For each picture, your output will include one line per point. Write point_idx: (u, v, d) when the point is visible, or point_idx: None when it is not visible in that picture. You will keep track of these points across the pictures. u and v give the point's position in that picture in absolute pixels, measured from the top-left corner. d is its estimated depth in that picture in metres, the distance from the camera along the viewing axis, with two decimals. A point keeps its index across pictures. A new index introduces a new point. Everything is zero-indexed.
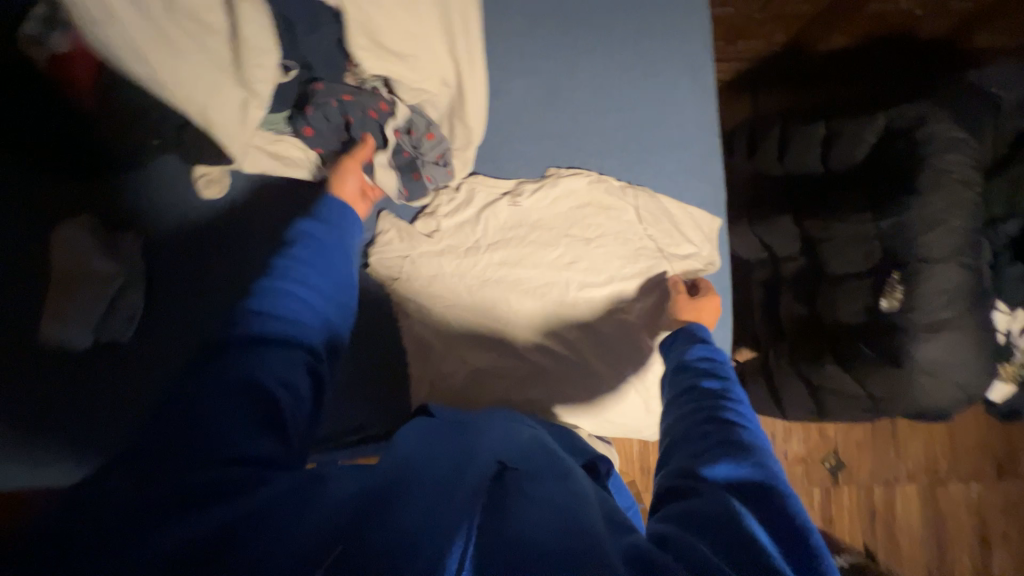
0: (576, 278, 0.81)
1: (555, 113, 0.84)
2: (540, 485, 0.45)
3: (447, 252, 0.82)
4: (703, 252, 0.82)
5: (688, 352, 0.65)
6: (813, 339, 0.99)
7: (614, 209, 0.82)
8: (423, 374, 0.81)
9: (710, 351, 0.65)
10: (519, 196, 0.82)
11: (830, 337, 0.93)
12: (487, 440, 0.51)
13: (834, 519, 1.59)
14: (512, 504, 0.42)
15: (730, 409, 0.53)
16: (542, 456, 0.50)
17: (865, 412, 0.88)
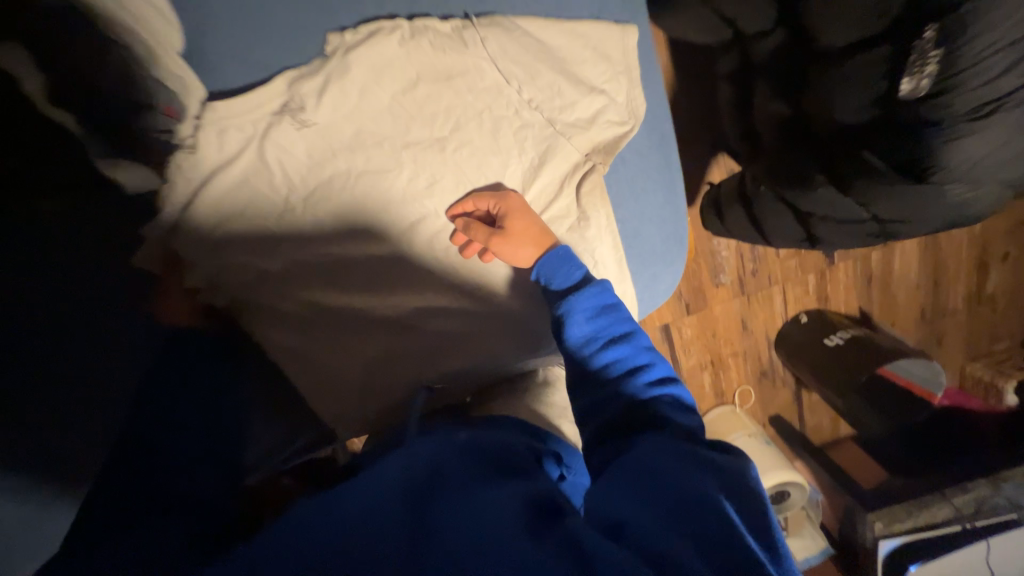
0: (444, 203, 0.58)
1: None
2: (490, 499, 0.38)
3: (258, 224, 0.58)
4: (616, 96, 0.57)
5: (579, 303, 0.53)
6: (794, 152, 0.72)
7: (466, 75, 0.55)
8: (313, 381, 0.65)
9: (598, 298, 0.54)
10: (301, 110, 0.53)
11: (823, 144, 0.67)
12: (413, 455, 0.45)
13: (829, 297, 1.56)
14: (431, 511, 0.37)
15: (652, 377, 0.51)
16: (479, 454, 0.45)
17: (867, 239, 0.67)
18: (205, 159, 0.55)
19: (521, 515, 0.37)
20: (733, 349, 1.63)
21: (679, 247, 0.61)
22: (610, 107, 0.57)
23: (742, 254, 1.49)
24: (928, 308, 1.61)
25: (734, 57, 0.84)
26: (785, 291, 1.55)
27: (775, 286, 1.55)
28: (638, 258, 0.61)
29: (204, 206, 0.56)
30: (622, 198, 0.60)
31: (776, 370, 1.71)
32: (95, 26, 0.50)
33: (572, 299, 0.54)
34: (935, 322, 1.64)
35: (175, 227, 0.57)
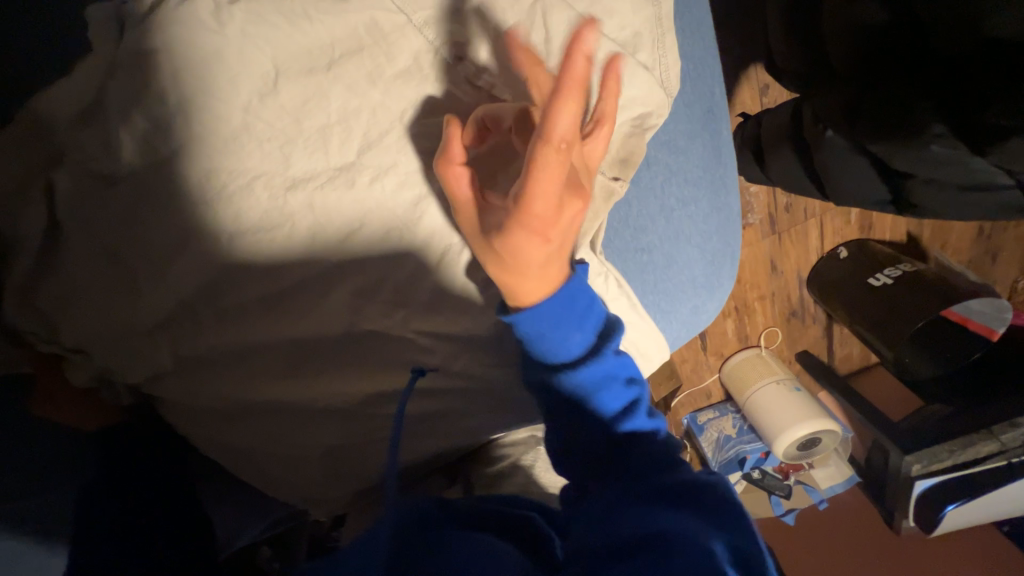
0: (370, 251, 0.41)
1: None
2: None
3: (115, 314, 0.40)
4: (635, 56, 0.43)
5: (582, 380, 0.42)
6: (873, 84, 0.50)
7: (375, 54, 0.38)
8: (262, 479, 0.51)
9: (599, 369, 0.43)
10: (118, 147, 0.36)
11: (922, 78, 0.46)
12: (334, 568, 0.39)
13: (874, 226, 1.36)
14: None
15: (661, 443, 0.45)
16: (480, 517, 0.43)
17: (992, 199, 0.49)
18: (39, 228, 0.38)
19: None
20: (760, 292, 1.46)
21: (730, 267, 0.50)
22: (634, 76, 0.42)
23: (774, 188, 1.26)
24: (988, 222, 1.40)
25: None
26: (822, 222, 1.35)
27: (811, 218, 1.34)
28: (671, 287, 0.49)
29: (52, 295, 0.40)
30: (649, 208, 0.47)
31: (807, 308, 1.56)
32: None
33: (570, 375, 0.42)
34: (994, 237, 1.43)
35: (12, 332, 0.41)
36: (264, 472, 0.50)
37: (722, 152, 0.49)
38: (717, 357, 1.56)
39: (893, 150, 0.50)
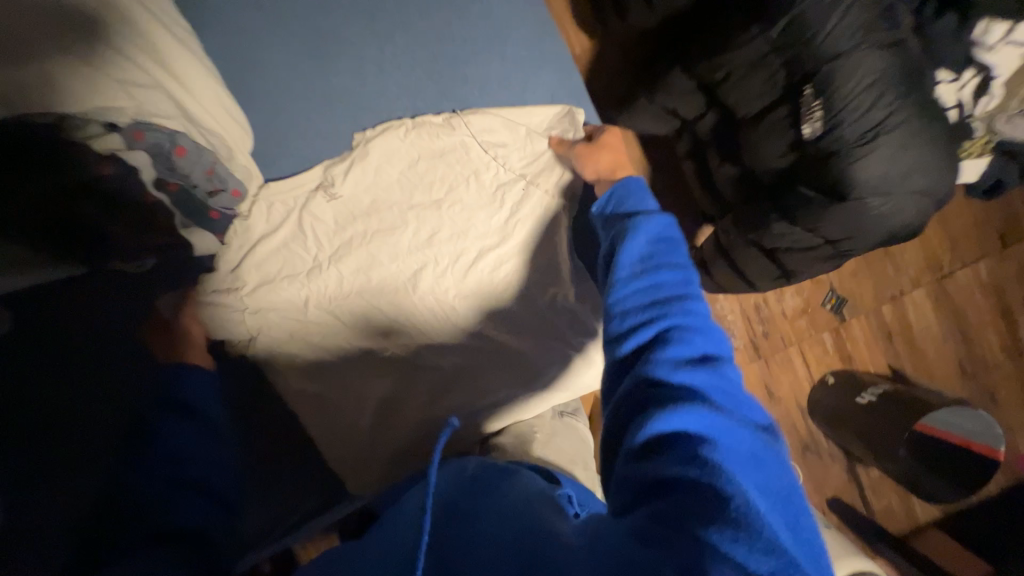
0: (443, 250, 0.69)
1: (328, 73, 0.69)
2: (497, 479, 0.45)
3: (289, 278, 0.68)
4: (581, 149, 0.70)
5: (672, 312, 0.47)
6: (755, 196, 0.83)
7: (473, 159, 0.68)
8: (321, 422, 0.69)
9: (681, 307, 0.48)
10: (332, 185, 0.67)
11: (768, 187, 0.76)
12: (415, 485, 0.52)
13: (853, 357, 1.52)
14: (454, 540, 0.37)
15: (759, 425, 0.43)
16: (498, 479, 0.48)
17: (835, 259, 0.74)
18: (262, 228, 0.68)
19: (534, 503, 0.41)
20: None
21: None
22: (570, 161, 0.70)
23: (749, 318, 1.50)
24: (965, 361, 1.53)
25: (687, 139, 1.01)
26: (803, 351, 1.53)
27: (791, 347, 1.53)
28: None
29: (251, 267, 0.67)
30: None
31: (819, 443, 1.57)
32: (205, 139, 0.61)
33: (659, 289, 0.49)
34: (979, 377, 1.53)
35: (218, 286, 0.68)
36: (333, 415, 0.69)
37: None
38: None
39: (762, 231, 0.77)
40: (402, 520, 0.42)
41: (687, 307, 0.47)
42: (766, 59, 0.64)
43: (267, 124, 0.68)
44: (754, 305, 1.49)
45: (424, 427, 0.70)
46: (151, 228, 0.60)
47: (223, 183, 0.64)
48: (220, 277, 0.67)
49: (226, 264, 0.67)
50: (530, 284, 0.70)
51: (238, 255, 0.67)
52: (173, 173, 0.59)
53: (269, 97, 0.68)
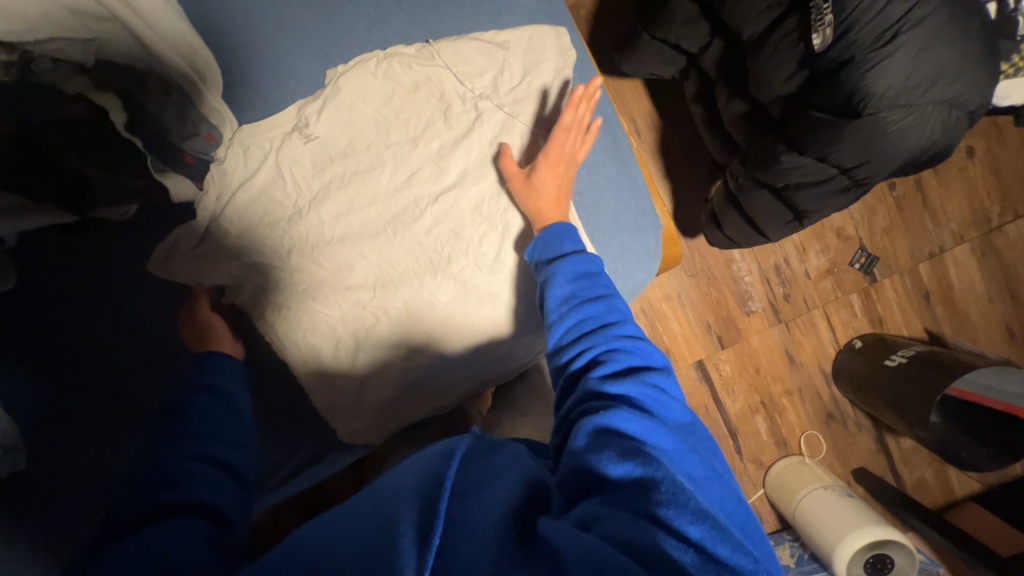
0: (424, 188, 0.68)
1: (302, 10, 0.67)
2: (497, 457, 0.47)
3: (271, 224, 0.67)
4: (559, 75, 0.70)
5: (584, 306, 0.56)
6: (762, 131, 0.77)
7: (447, 95, 0.68)
8: (310, 370, 0.69)
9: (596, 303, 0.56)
10: (308, 126, 0.66)
11: (776, 118, 0.69)
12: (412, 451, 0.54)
13: (884, 320, 1.42)
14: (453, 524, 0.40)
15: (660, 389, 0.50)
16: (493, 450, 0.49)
17: (855, 192, 0.67)
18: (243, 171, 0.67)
19: (527, 493, 0.43)
20: (785, 387, 1.46)
21: (651, 229, 0.72)
22: (550, 85, 0.70)
23: (769, 279, 1.42)
24: (1014, 323, 1.39)
25: (694, 78, 0.93)
26: (828, 314, 1.43)
27: (815, 310, 1.44)
28: (614, 242, 0.72)
29: (232, 216, 0.67)
30: (591, 192, 0.72)
31: (845, 412, 1.48)
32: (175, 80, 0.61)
33: (571, 280, 0.58)
34: None
35: (199, 234, 0.67)
36: (321, 363, 0.69)
37: (618, 143, 0.73)
38: (756, 462, 1.45)
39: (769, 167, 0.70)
40: (402, 485, 0.43)
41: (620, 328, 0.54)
42: None
43: (242, 64, 0.67)
44: (775, 265, 1.41)
45: (413, 369, 0.71)
46: (131, 168, 0.63)
47: (196, 127, 0.64)
48: (203, 227, 0.67)
49: (207, 211, 0.66)
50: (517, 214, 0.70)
51: (218, 203, 0.67)
52: (135, 114, 0.61)
53: (242, 37, 0.66)
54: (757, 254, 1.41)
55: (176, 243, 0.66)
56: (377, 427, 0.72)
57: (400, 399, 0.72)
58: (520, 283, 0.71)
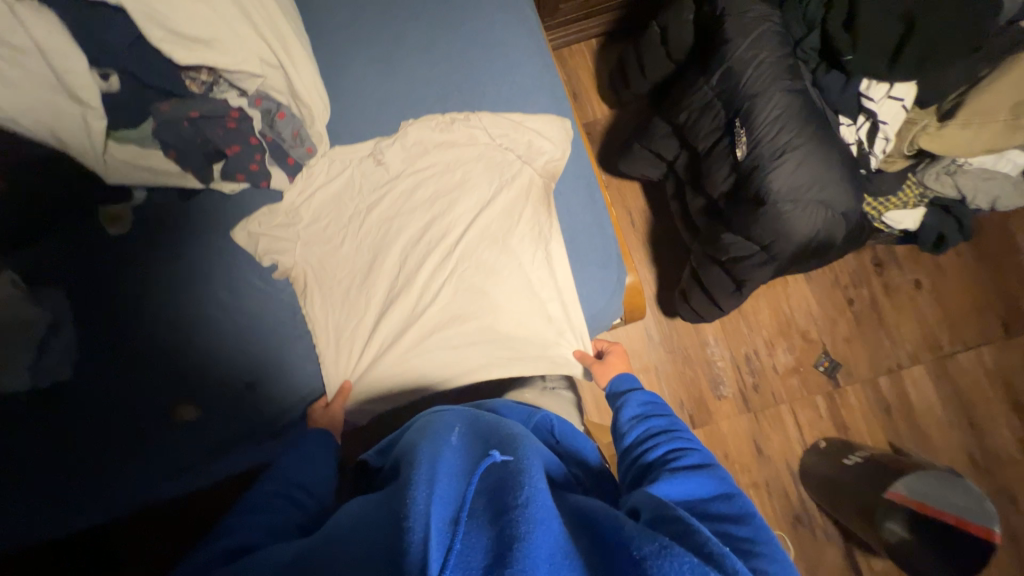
0: (450, 214, 0.90)
1: (391, 79, 0.94)
2: (515, 456, 0.53)
3: (330, 220, 0.91)
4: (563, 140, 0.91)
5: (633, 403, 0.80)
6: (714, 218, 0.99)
7: (478, 149, 0.92)
8: (331, 334, 0.90)
9: (638, 408, 0.79)
10: (380, 156, 0.91)
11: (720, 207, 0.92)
12: (435, 414, 0.71)
13: (848, 425, 1.49)
14: (451, 483, 0.50)
15: (683, 445, 0.67)
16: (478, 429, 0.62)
17: (774, 266, 0.86)
18: (318, 177, 0.91)
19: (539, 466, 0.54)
20: (751, 479, 1.49)
21: (618, 264, 0.89)
22: (557, 149, 0.91)
23: (739, 367, 1.54)
24: (974, 451, 1.46)
25: (672, 181, 1.20)
26: (794, 411, 1.52)
27: (783, 405, 1.53)
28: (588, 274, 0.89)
29: (308, 209, 0.91)
30: (574, 232, 0.89)
31: (814, 518, 1.47)
32: (299, 108, 0.88)
33: (625, 398, 0.82)
34: (994, 473, 1.44)
35: (278, 218, 0.90)
36: (341, 333, 0.89)
37: (596, 196, 0.92)
38: None
39: (714, 242, 0.91)
40: (411, 463, 0.55)
41: (661, 418, 0.75)
42: (710, 103, 0.85)
43: (340, 106, 0.93)
44: (745, 355, 1.54)
45: (411, 352, 0.88)
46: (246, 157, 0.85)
47: (302, 142, 0.89)
48: (283, 212, 0.90)
49: (290, 202, 0.90)
50: (519, 244, 0.89)
51: (298, 198, 0.91)
52: (256, 122, 0.85)
53: (347, 89, 0.94)
54: (730, 342, 1.56)
55: (267, 223, 0.90)
56: (368, 391, 0.88)
57: (395, 374, 0.88)
58: (509, 298, 0.88)
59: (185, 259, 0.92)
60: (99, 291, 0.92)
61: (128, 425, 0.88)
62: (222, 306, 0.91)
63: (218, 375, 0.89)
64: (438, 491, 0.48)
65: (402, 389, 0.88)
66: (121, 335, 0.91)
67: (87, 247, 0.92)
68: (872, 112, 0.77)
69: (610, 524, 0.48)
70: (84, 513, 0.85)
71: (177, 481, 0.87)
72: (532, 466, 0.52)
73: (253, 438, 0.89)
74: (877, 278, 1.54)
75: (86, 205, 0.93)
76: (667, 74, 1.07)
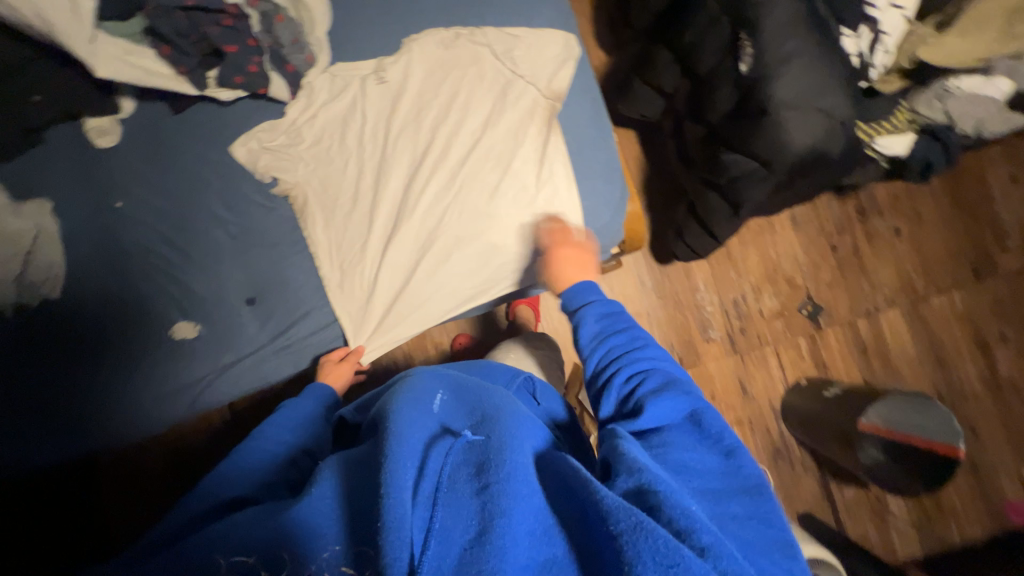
0: (453, 134, 0.88)
1: None
2: (502, 429, 0.48)
3: (329, 138, 0.89)
4: (568, 58, 0.90)
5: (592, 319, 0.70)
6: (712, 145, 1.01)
7: (481, 65, 0.89)
8: (332, 254, 0.88)
9: (598, 324, 0.69)
10: (382, 72, 0.88)
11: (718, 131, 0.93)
12: (405, 377, 0.61)
13: (828, 365, 1.57)
14: (421, 469, 0.44)
15: (657, 379, 0.60)
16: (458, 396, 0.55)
17: (772, 182, 0.88)
18: (320, 89, 0.88)
19: (510, 439, 0.46)
20: (736, 416, 1.56)
21: (619, 186, 0.91)
22: (563, 67, 0.89)
23: (728, 312, 1.59)
24: (941, 387, 1.55)
25: (670, 118, 1.20)
26: (778, 353, 1.59)
27: (768, 347, 1.60)
28: (594, 192, 0.90)
29: (309, 125, 0.88)
30: (579, 151, 0.90)
31: (793, 452, 1.56)
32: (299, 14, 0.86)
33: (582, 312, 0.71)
34: (957, 406, 1.55)
35: (275, 133, 0.88)
36: (341, 255, 0.88)
37: (601, 115, 0.92)
38: None
39: (714, 165, 0.92)
40: (382, 431, 0.49)
41: (622, 337, 0.66)
42: (716, 18, 0.86)
43: (340, 16, 0.90)
44: (733, 300, 1.59)
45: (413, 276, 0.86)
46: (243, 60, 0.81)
47: (302, 50, 0.86)
48: (282, 127, 0.88)
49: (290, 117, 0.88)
50: (524, 161, 0.87)
51: (299, 112, 0.88)
52: (252, 23, 0.82)
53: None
54: (721, 288, 1.60)
55: (268, 138, 0.88)
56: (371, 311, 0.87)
57: (399, 295, 0.87)
58: (512, 215, 0.86)
59: (177, 177, 0.89)
60: (82, 207, 0.88)
61: (120, 346, 0.86)
62: (219, 224, 0.89)
63: (214, 294, 0.88)
64: (423, 462, 0.44)
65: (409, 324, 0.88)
66: (109, 253, 0.88)
67: (74, 161, 0.89)
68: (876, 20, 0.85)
69: (586, 496, 0.41)
70: (84, 432, 0.85)
71: (178, 401, 0.87)
72: (509, 440, 0.46)
73: (251, 359, 0.88)
74: (861, 225, 1.60)
75: (61, 114, 0.87)
76: (670, 1, 1.06)
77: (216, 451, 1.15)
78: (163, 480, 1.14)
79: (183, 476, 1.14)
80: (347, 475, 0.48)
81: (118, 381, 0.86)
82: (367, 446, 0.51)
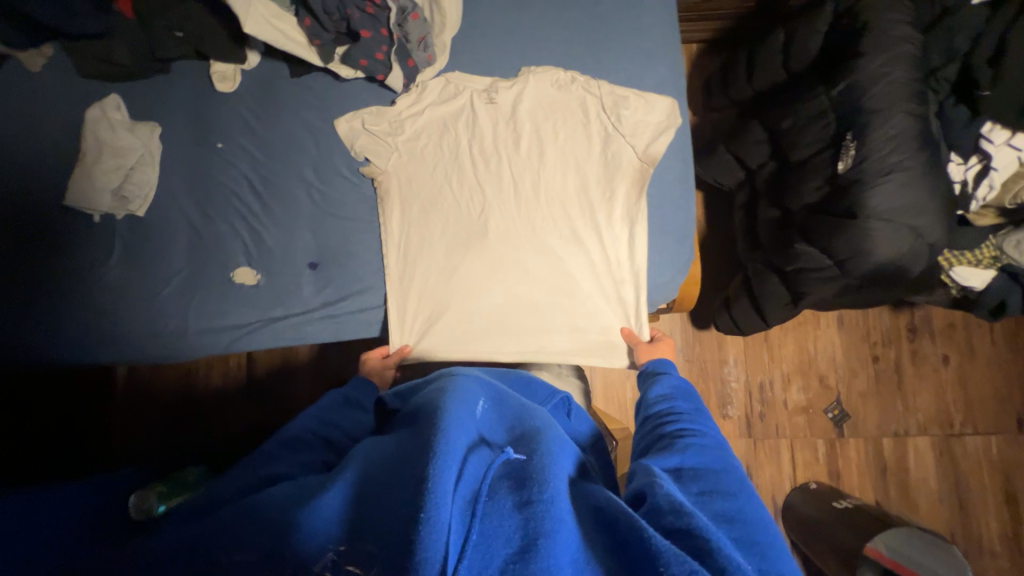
0: (543, 167, 0.92)
1: (519, 12, 0.94)
2: (544, 447, 0.48)
3: (427, 136, 0.94)
4: (671, 122, 0.90)
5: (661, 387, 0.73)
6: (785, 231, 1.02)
7: (586, 109, 0.93)
8: (400, 245, 0.91)
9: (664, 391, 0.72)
10: (493, 93, 0.92)
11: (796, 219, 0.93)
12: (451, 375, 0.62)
13: (841, 475, 1.52)
14: (462, 467, 0.43)
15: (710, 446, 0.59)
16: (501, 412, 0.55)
17: (840, 283, 0.87)
18: (431, 89, 0.93)
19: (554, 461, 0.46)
20: None
21: (688, 251, 0.91)
22: (665, 128, 0.90)
23: (752, 394, 1.56)
24: (956, 531, 1.48)
25: (746, 191, 1.20)
26: (793, 449, 1.54)
27: (784, 440, 1.55)
28: (662, 248, 0.91)
29: (413, 121, 0.93)
30: (658, 207, 0.91)
31: None
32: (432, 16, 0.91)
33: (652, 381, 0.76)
34: (970, 555, 1.46)
35: (377, 117, 0.92)
36: (409, 246, 0.91)
37: (687, 175, 0.93)
38: None
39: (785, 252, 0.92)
40: (423, 426, 0.49)
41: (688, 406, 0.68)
42: (824, 113, 0.87)
43: (465, 27, 0.94)
44: (760, 383, 1.56)
45: (473, 284, 0.90)
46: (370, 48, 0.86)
47: (426, 49, 0.90)
48: (387, 113, 0.92)
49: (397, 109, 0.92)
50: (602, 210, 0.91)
51: (406, 106, 0.93)
52: (389, 14, 0.86)
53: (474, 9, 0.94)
54: (750, 368, 1.57)
55: (370, 119, 0.92)
56: (422, 306, 0.90)
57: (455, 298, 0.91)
58: (579, 257, 0.91)
59: (276, 136, 0.94)
60: (186, 141, 0.94)
61: (181, 277, 0.90)
62: (303, 188, 0.93)
63: (279, 252, 0.91)
64: (463, 465, 0.43)
65: (452, 327, 0.90)
66: (196, 189, 0.93)
67: (190, 98, 0.95)
68: (988, 155, 0.85)
69: (629, 528, 0.41)
70: (127, 345, 0.89)
71: (219, 342, 0.90)
72: (550, 462, 0.45)
73: (296, 319, 0.91)
74: (908, 343, 1.55)
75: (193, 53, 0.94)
76: (777, 83, 1.08)
77: (232, 395, 1.18)
78: (174, 409, 1.18)
79: (194, 410, 1.17)
80: (379, 464, 0.48)
81: (169, 307, 0.90)
82: (399, 437, 0.51)
